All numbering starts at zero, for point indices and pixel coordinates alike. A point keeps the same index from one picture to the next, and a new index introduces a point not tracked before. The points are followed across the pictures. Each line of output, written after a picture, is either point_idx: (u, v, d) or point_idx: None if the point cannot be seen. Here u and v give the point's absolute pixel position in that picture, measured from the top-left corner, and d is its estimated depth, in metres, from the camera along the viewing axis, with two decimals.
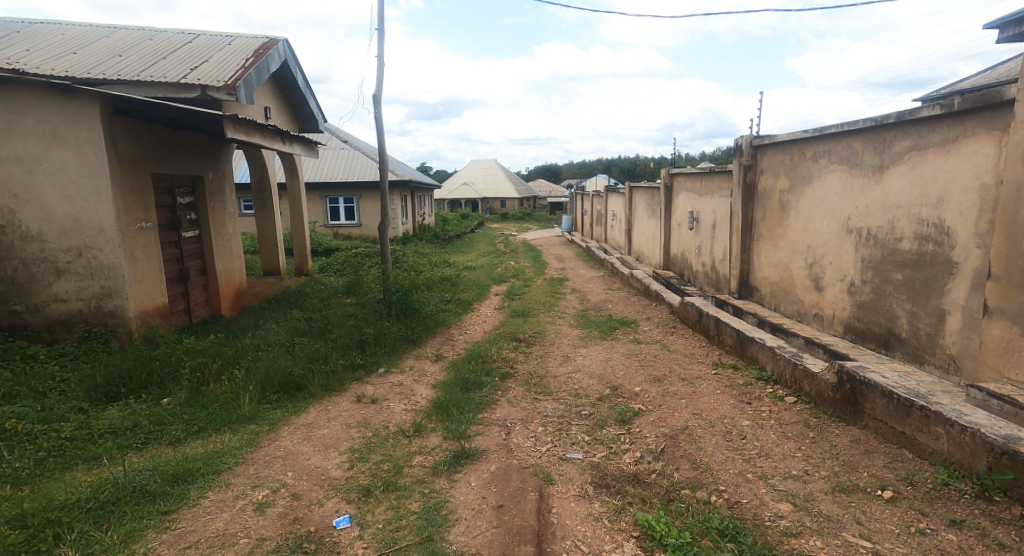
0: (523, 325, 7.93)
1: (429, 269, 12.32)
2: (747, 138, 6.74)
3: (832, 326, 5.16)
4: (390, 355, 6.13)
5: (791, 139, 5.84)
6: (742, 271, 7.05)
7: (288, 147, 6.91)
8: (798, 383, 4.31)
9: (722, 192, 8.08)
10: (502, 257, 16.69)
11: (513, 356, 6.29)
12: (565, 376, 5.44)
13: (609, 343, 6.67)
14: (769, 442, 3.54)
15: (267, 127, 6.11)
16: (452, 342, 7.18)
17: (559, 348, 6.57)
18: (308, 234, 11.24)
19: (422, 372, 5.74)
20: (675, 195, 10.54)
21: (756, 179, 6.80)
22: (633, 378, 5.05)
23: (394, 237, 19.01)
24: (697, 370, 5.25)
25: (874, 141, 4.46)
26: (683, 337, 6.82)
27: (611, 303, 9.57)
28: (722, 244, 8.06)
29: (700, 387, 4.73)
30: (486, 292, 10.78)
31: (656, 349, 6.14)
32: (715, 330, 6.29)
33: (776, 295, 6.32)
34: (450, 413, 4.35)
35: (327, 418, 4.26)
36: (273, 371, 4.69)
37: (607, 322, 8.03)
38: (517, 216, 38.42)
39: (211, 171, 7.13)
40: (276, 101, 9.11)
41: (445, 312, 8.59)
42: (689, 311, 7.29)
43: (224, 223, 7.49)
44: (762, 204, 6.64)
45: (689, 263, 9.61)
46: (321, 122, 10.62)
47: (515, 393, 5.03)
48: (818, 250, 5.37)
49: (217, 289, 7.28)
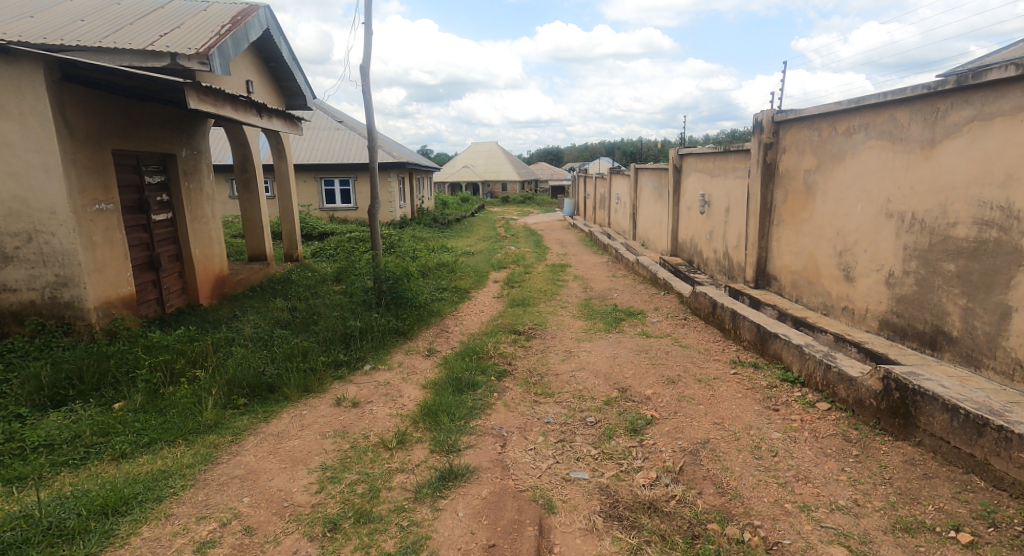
0: (523, 316, 7.43)
1: (426, 254, 11.80)
2: (768, 113, 6.20)
3: (865, 321, 4.66)
4: (378, 350, 5.65)
5: (819, 113, 5.29)
6: (760, 259, 6.55)
7: (266, 122, 6.32)
8: (832, 387, 3.81)
9: (738, 173, 7.53)
10: (502, 242, 16.16)
11: (511, 351, 5.80)
12: (568, 376, 4.95)
13: (615, 337, 6.17)
14: (805, 460, 3.05)
15: (239, 98, 5.51)
16: (447, 335, 6.69)
17: (562, 342, 6.09)
18: (298, 218, 10.70)
19: (412, 369, 5.26)
20: (684, 176, 9.99)
21: (777, 159, 6.26)
22: (644, 379, 4.55)
23: (391, 220, 18.47)
24: (714, 369, 4.75)
25: (924, 112, 3.92)
26: (696, 330, 6.32)
27: (616, 291, 9.06)
28: (737, 229, 7.53)
29: (719, 390, 4.23)
30: (484, 279, 10.28)
31: (668, 345, 5.64)
32: (731, 324, 5.78)
33: (799, 286, 5.82)
34: (439, 420, 3.87)
35: (300, 427, 3.77)
36: (241, 370, 4.19)
37: (612, 313, 7.52)
38: (518, 200, 37.74)
39: (185, 149, 6.59)
40: (258, 74, 8.51)
41: (440, 302, 8.10)
42: (701, 301, 6.78)
43: (202, 206, 6.96)
44: (784, 186, 6.10)
45: (700, 249, 9.08)
46: (309, 98, 10.02)
47: (513, 395, 4.54)
48: (851, 236, 4.85)
49: (194, 277, 6.77)
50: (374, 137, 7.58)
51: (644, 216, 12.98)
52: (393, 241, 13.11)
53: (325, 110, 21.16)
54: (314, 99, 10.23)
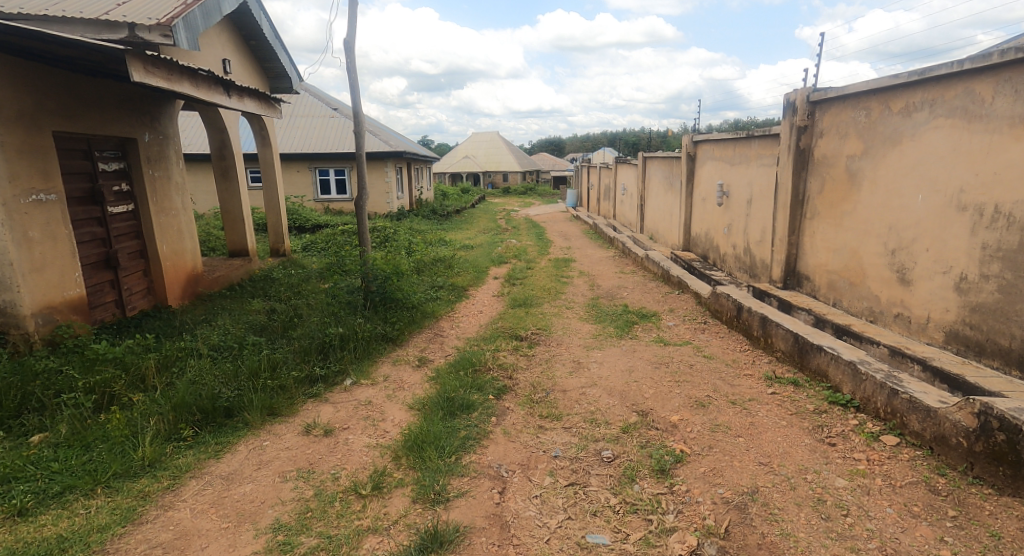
0: (525, 318, 6.77)
1: (421, 248, 11.12)
2: (801, 92, 5.57)
3: (925, 332, 4.03)
4: (362, 361, 5.01)
5: (866, 90, 4.66)
6: (789, 256, 5.92)
7: (235, 102, 5.59)
8: (901, 418, 3.14)
9: (762, 161, 6.88)
10: (502, 234, 15.48)
11: (511, 362, 5.15)
12: (577, 394, 4.32)
13: (629, 345, 5.50)
14: (887, 523, 2.40)
15: (199, 72, 4.76)
16: (441, 341, 6.05)
17: (569, 351, 5.45)
18: (283, 210, 10.01)
19: (399, 383, 4.66)
20: (699, 165, 9.31)
21: (812, 144, 5.62)
22: (667, 400, 3.89)
23: (388, 213, 17.82)
24: (748, 388, 4.08)
25: (1016, 82, 3.37)
26: (719, 336, 5.66)
27: (626, 290, 8.38)
28: (761, 223, 6.88)
29: (760, 415, 3.56)
30: (484, 275, 9.61)
31: (690, 355, 4.97)
32: (761, 332, 5.12)
33: (837, 287, 5.18)
34: (426, 455, 3.22)
35: (257, 465, 3.10)
36: (191, 392, 3.51)
37: (623, 315, 6.85)
38: (519, 191, 36.95)
39: (149, 133, 5.92)
40: (235, 51, 7.82)
41: (435, 302, 7.46)
42: (723, 303, 6.13)
43: (170, 196, 6.28)
44: (821, 174, 5.46)
45: (717, 243, 8.43)
46: (295, 80, 9.34)
47: (514, 419, 3.90)
48: (907, 232, 4.21)
49: (161, 275, 6.09)
50: (360, 120, 6.89)
51: (652, 208, 12.33)
52: (387, 234, 12.44)
53: (318, 96, 20.36)
54: (300, 81, 9.54)
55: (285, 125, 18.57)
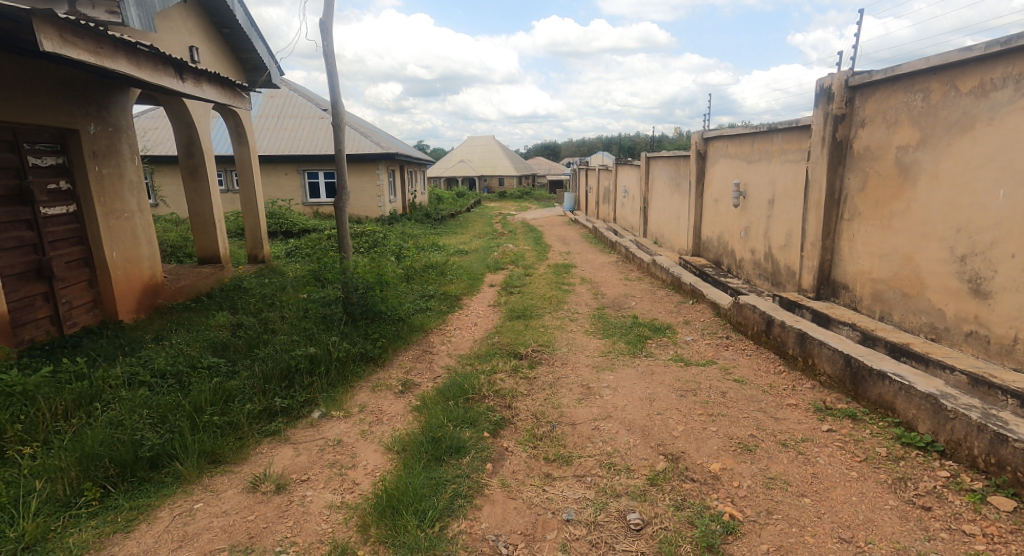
0: (525, 332, 6.05)
1: (411, 254, 10.39)
2: (839, 76, 4.92)
3: (1010, 356, 3.47)
4: (335, 388, 4.29)
5: (923, 70, 4.02)
6: (823, 262, 5.25)
7: (193, 89, 4.89)
8: (1014, 472, 2.49)
9: (787, 156, 6.21)
10: (498, 239, 14.75)
11: (510, 387, 4.44)
12: (589, 430, 3.64)
13: (645, 366, 4.80)
14: None
15: (140, 49, 4.03)
16: (430, 361, 5.33)
17: (577, 373, 4.76)
18: (262, 213, 9.26)
19: (379, 415, 3.96)
20: (710, 164, 8.63)
21: (850, 135, 4.96)
22: (701, 442, 3.18)
23: (380, 217, 17.08)
24: (796, 423, 3.37)
25: None
26: (747, 355, 4.98)
27: (633, 299, 7.68)
28: (787, 226, 6.22)
29: (823, 463, 2.85)
30: (479, 282, 8.90)
31: (719, 379, 4.27)
32: (800, 351, 4.43)
33: (885, 299, 4.51)
34: (402, 524, 2.53)
35: (178, 541, 2.41)
36: (105, 437, 2.80)
37: (633, 328, 6.15)
38: (515, 195, 36.32)
39: (95, 124, 5.20)
40: (204, 37, 7.11)
41: (425, 314, 6.75)
42: (749, 316, 5.45)
43: (123, 197, 5.54)
44: (862, 169, 4.79)
45: (732, 248, 7.75)
46: (273, 74, 8.64)
47: (515, 466, 3.18)
48: (982, 235, 3.62)
49: (110, 286, 5.33)
50: (339, 113, 6.19)
51: (657, 211, 11.63)
52: (376, 238, 11.70)
53: (307, 96, 19.62)
54: (279, 74, 8.83)
55: (272, 125, 17.83)
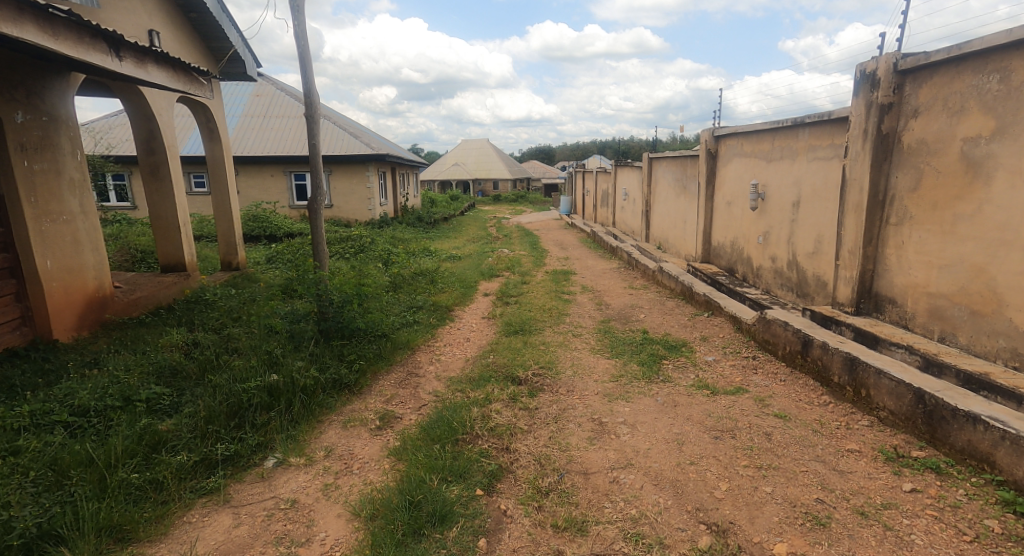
0: (523, 351, 5.34)
1: (400, 261, 9.65)
2: (886, 60, 4.27)
3: None
4: (298, 425, 3.58)
5: (1004, 44, 3.45)
6: (865, 273, 4.59)
7: (139, 71, 4.15)
8: None
9: (816, 153, 5.57)
10: (493, 244, 14.03)
11: (507, 422, 3.74)
12: (606, 483, 2.95)
13: (665, 395, 4.11)
14: None
15: (52, 11, 3.28)
16: (416, 386, 4.62)
17: (586, 403, 4.06)
18: (236, 216, 8.52)
19: (351, 459, 3.27)
20: (721, 163, 7.98)
21: (898, 127, 4.31)
22: (756, 510, 2.51)
23: (370, 221, 16.33)
24: (868, 479, 2.71)
25: None
26: (781, 381, 4.30)
27: (641, 311, 7.00)
28: (816, 230, 5.58)
29: (922, 547, 2.21)
30: (472, 291, 8.19)
31: (756, 413, 3.58)
32: (849, 379, 3.76)
33: (947, 318, 3.88)
34: None
35: None
36: None
37: (645, 345, 5.46)
38: (510, 199, 35.58)
39: (24, 112, 4.47)
40: (166, 21, 6.41)
41: (411, 329, 6.03)
42: (780, 334, 4.76)
43: (61, 197, 4.80)
44: (914, 166, 4.14)
45: (749, 255, 7.09)
46: (248, 65, 7.94)
47: (516, 540, 2.52)
48: None
49: (42, 301, 4.59)
50: (312, 104, 5.50)
51: (660, 213, 10.95)
52: (363, 243, 10.96)
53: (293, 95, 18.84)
54: (254, 66, 8.13)
55: (257, 125, 17.05)
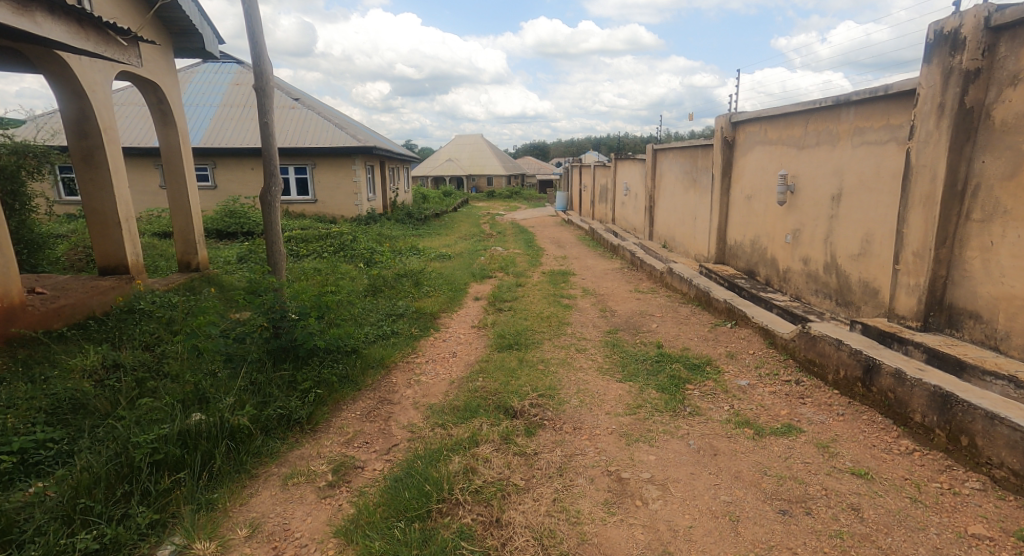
0: (519, 371, 4.45)
1: (384, 261, 8.73)
2: (974, 15, 3.42)
3: None
4: (216, 487, 2.71)
5: None
6: (940, 280, 3.72)
7: (20, 19, 3.21)
8: None
9: (865, 136, 4.70)
10: (486, 242, 13.15)
11: (499, 476, 2.86)
12: None
13: (699, 438, 3.23)
14: None
15: None
16: (387, 418, 3.73)
17: (599, 448, 3.18)
18: (194, 211, 7.56)
19: (289, 541, 2.41)
20: (740, 152, 7.10)
21: (985, 100, 3.45)
22: None
23: (359, 217, 15.38)
24: None
25: None
26: (840, 416, 3.43)
27: (653, 319, 6.11)
28: (864, 227, 4.72)
29: None
30: (461, 295, 7.30)
31: (827, 471, 2.71)
32: (941, 421, 2.90)
33: None
34: None
35: None
36: None
37: (663, 364, 4.58)
38: (504, 196, 34.68)
39: None
40: None
41: (388, 342, 5.14)
42: (831, 354, 3.88)
43: None
44: (1011, 147, 3.29)
45: (774, 256, 6.22)
46: (204, 38, 7.01)
47: None
48: None
49: None
50: (262, 76, 4.58)
51: (666, 209, 10.06)
52: (343, 240, 10.03)
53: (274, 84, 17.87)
54: (211, 39, 7.20)
55: (234, 115, 16.03)
